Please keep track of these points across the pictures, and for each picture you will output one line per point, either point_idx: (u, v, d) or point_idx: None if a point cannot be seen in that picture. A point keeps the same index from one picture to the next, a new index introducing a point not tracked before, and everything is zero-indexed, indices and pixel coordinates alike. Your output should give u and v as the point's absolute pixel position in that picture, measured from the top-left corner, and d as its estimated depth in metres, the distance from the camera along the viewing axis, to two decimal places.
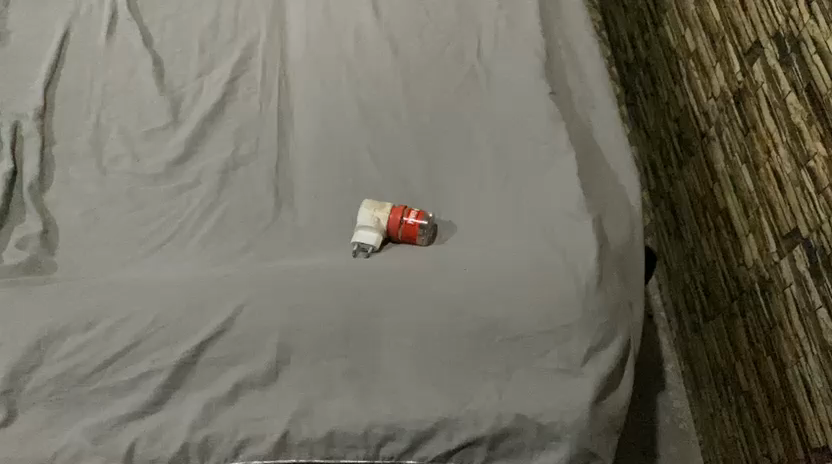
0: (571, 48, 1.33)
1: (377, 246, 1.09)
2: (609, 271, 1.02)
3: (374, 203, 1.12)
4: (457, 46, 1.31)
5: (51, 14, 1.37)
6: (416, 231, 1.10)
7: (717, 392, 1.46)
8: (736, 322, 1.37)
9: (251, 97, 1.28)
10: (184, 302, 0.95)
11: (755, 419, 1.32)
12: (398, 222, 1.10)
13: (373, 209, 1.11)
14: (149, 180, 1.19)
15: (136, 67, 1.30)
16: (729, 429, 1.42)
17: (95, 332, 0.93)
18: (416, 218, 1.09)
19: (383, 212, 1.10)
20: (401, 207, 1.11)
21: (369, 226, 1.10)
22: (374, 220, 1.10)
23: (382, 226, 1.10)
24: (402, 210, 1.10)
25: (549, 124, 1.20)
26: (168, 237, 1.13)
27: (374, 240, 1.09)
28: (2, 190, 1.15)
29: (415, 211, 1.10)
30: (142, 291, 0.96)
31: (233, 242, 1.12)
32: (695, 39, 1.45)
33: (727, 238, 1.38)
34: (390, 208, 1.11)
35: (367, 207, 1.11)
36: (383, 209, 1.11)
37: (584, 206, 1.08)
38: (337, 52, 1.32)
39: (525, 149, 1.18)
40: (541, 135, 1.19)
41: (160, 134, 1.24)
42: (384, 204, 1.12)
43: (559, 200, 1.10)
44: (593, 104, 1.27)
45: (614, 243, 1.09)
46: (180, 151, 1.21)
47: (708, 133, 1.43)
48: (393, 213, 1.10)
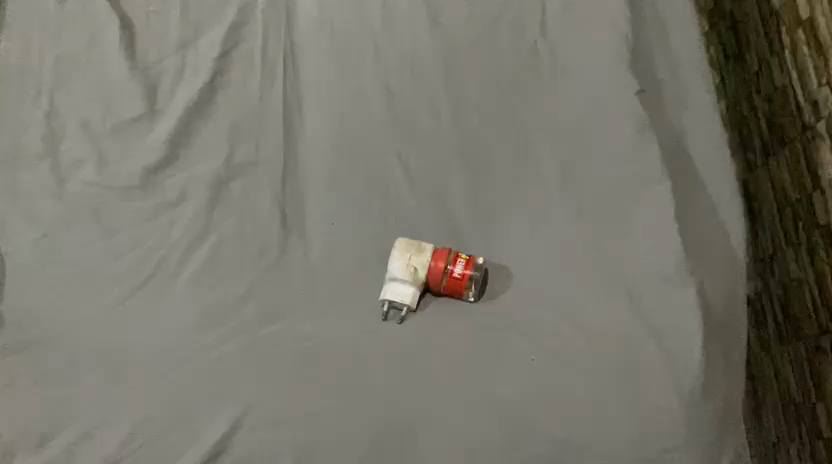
0: (660, 24, 1.04)
1: (412, 306, 0.84)
2: (711, 362, 0.80)
3: (410, 244, 0.86)
4: (514, 20, 1.03)
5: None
6: (462, 284, 0.84)
7: (786, 425, 1.27)
8: (825, 360, 1.15)
9: (250, 82, 1.01)
10: (169, 411, 0.79)
11: None
12: (438, 274, 0.84)
13: (407, 252, 0.86)
14: (121, 193, 0.94)
15: (102, 37, 1.02)
16: None
17: (54, 451, 0.78)
18: (463, 269, 0.84)
19: (420, 259, 0.85)
20: (444, 251, 0.85)
21: (400, 277, 0.84)
22: (407, 269, 0.85)
23: (419, 278, 0.85)
24: (444, 258, 0.85)
25: (635, 135, 0.92)
26: (146, 277, 0.88)
27: (408, 297, 0.84)
28: None
29: (461, 257, 0.85)
30: (115, 393, 0.81)
31: (227, 288, 0.87)
32: (808, 5, 1.15)
33: (825, 260, 1.14)
34: (430, 252, 0.86)
35: (400, 248, 0.86)
36: (420, 254, 0.85)
37: (683, 266, 0.84)
38: (362, 26, 1.04)
39: (602, 171, 0.92)
40: (623, 152, 0.92)
41: (133, 130, 0.97)
42: (422, 246, 0.86)
43: (648, 254, 0.85)
44: (687, 104, 0.99)
45: (716, 309, 0.85)
46: (159, 155, 0.95)
47: (814, 127, 1.15)
48: (433, 260, 0.85)
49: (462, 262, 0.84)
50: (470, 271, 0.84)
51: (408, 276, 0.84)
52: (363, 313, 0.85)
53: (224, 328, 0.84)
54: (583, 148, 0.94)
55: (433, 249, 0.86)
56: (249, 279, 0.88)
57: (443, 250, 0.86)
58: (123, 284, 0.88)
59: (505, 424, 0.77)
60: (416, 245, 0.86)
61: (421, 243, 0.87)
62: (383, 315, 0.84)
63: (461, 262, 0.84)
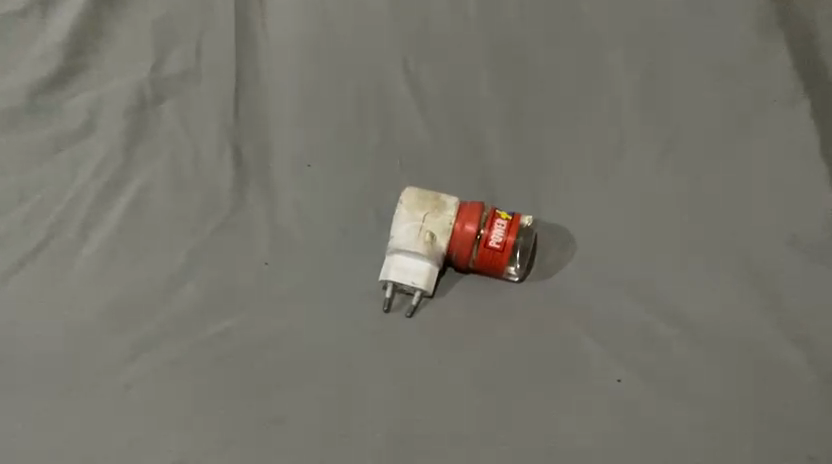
0: None
1: (429, 291, 0.56)
2: None
3: (423, 198, 0.57)
4: None
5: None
6: (503, 259, 0.56)
7: None
8: None
9: None
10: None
11: None
12: (467, 243, 0.56)
13: (420, 211, 0.57)
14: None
15: None
16: None
17: None
18: (503, 236, 0.56)
19: (439, 221, 0.56)
20: (474, 209, 0.57)
21: (411, 249, 0.56)
22: (421, 237, 0.56)
23: (438, 250, 0.56)
24: (475, 219, 0.56)
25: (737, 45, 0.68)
26: (33, 245, 0.59)
27: (422, 279, 0.56)
28: None
29: (499, 218, 0.57)
30: None
31: (154, 261, 0.59)
32: None
33: None
34: (454, 211, 0.57)
35: (408, 205, 0.57)
36: (439, 214, 0.57)
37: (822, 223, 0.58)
38: None
39: (691, 88, 0.66)
40: (724, 66, 0.67)
41: (16, 28, 0.67)
42: (441, 201, 0.57)
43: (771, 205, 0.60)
44: None
45: None
46: (54, 64, 0.66)
47: None
48: (458, 222, 0.57)
49: (502, 225, 0.56)
50: (514, 239, 0.56)
51: (423, 246, 0.56)
52: (354, 300, 0.57)
53: (146, 327, 0.56)
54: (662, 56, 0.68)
55: (458, 205, 0.57)
56: (189, 249, 0.60)
57: (471, 207, 0.57)
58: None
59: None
60: (432, 199, 0.57)
61: (439, 195, 0.58)
62: (385, 306, 0.57)
63: (502, 225, 0.56)
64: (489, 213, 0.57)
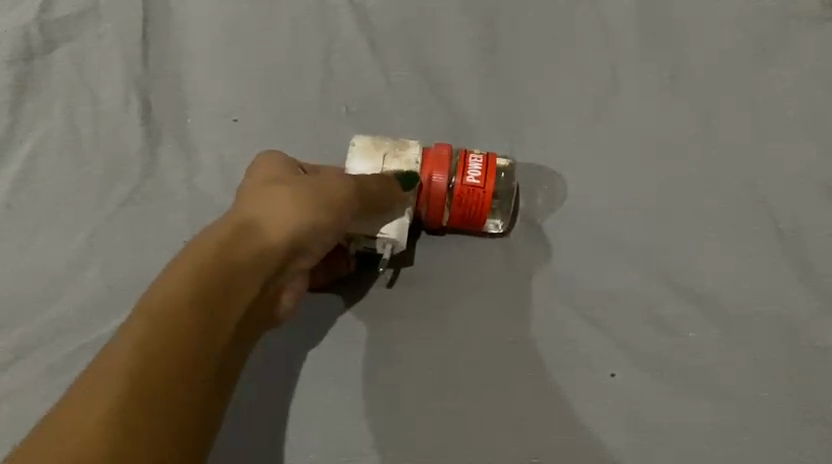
0: None
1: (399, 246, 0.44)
2: None
3: (379, 139, 0.45)
4: None
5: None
6: (485, 201, 0.45)
7: None
8: None
9: None
10: None
11: None
12: (438, 187, 0.45)
13: (379, 153, 0.44)
14: None
15: None
16: None
17: None
18: (481, 172, 0.45)
19: (404, 161, 0.44)
20: (441, 148, 0.45)
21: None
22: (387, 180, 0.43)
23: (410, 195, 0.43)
24: (445, 158, 0.45)
25: None
26: None
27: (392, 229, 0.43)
28: None
29: (473, 154, 0.45)
30: None
31: (47, 244, 0.49)
32: None
33: None
34: (418, 150, 0.45)
35: (362, 148, 0.45)
36: (402, 154, 0.44)
37: None
38: None
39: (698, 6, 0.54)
40: None
41: None
42: (401, 141, 0.45)
43: (793, 149, 0.49)
44: None
45: None
46: None
47: None
48: (424, 164, 0.45)
49: (477, 161, 0.45)
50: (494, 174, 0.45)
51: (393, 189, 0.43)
52: None
53: (36, 324, 0.47)
54: None
55: (421, 147, 0.46)
56: (89, 227, 0.50)
57: (437, 147, 0.46)
58: None
59: None
60: (390, 140, 0.45)
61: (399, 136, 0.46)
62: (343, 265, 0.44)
63: (478, 160, 0.45)
64: (459, 153, 0.46)
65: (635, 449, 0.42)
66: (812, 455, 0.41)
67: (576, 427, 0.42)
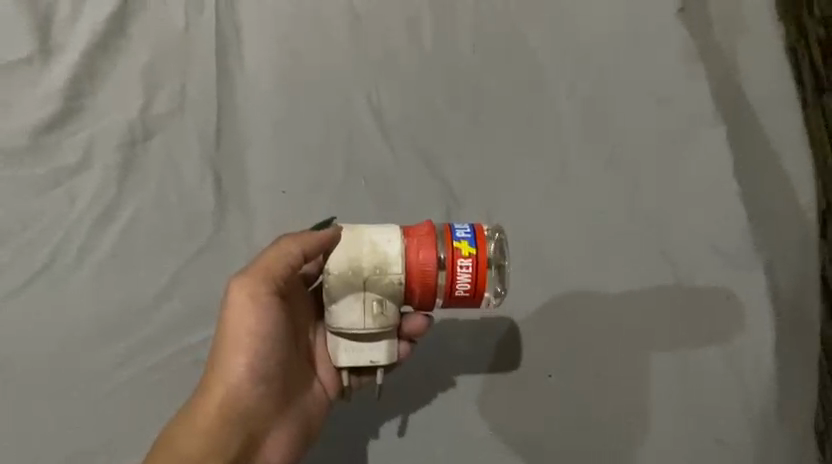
0: None
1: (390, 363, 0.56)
2: (772, 365, 0.63)
3: (357, 255, 0.54)
4: None
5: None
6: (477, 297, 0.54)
7: None
8: None
9: (173, 7, 0.77)
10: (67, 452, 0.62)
11: None
12: (427, 292, 0.54)
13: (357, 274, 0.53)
14: (5, 157, 0.71)
15: None
16: None
17: None
18: (471, 280, 0.54)
19: (388, 282, 0.54)
20: (422, 256, 0.54)
21: (357, 325, 0.54)
22: (367, 309, 0.54)
23: (391, 318, 0.54)
24: (429, 271, 0.54)
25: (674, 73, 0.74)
26: (42, 268, 0.68)
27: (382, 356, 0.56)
28: None
29: (460, 258, 0.53)
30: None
31: (146, 280, 0.68)
32: None
33: None
34: (401, 267, 0.54)
35: (339, 269, 0.54)
36: (383, 278, 0.54)
37: (729, 235, 0.68)
38: None
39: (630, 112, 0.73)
40: (659, 92, 0.73)
41: (19, 72, 0.74)
42: (380, 256, 0.54)
43: (688, 222, 0.69)
44: (742, 23, 0.76)
45: (779, 289, 0.66)
46: (55, 105, 0.73)
47: None
48: (410, 275, 0.54)
49: (465, 268, 0.53)
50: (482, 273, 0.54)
51: (367, 317, 0.54)
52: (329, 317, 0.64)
53: (138, 336, 0.66)
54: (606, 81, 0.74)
55: (403, 254, 0.54)
56: (175, 268, 0.69)
57: (418, 253, 0.54)
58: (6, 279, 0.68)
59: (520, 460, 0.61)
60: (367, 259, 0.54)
61: (378, 242, 0.54)
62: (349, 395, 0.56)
63: (464, 268, 0.53)
64: (441, 254, 0.54)
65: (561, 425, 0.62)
66: None
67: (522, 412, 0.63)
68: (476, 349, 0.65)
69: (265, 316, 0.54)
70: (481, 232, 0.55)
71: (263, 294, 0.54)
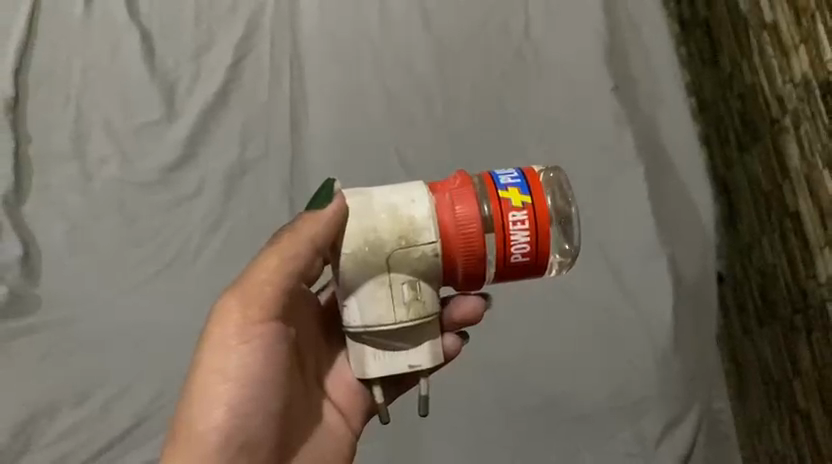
0: (636, 25, 1.11)
1: (429, 365, 0.68)
2: (685, 327, 0.88)
3: (371, 229, 0.65)
4: (502, 21, 1.09)
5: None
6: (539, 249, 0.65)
7: (765, 390, 1.35)
8: (798, 336, 1.24)
9: (259, 87, 1.09)
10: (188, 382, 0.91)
11: (809, 432, 1.24)
12: (478, 248, 0.65)
13: (382, 275, 0.65)
14: (144, 187, 1.03)
15: (121, 44, 1.11)
16: (788, 437, 1.29)
17: (88, 409, 0.89)
18: (529, 232, 0.64)
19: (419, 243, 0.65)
20: (463, 210, 0.64)
21: (389, 321, 0.66)
22: (394, 314, 0.65)
23: (419, 309, 0.66)
24: (477, 226, 0.64)
25: (613, 126, 1.02)
26: (169, 262, 0.98)
27: (421, 359, 0.67)
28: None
29: (512, 209, 0.64)
30: (143, 363, 0.92)
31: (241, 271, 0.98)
32: (773, 8, 1.24)
33: (794, 242, 1.24)
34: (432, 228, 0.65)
35: (353, 248, 0.65)
36: (412, 243, 0.65)
37: (658, 237, 0.93)
38: (359, 27, 1.11)
39: (584, 154, 1.00)
40: (604, 140, 1.01)
41: (153, 130, 1.06)
42: (408, 223, 0.65)
43: (629, 230, 0.94)
44: (662, 99, 1.07)
45: (686, 278, 0.94)
46: (178, 152, 1.05)
47: (782, 122, 1.24)
48: (448, 234, 0.65)
49: (518, 218, 0.64)
50: (538, 219, 0.64)
51: (395, 319, 0.66)
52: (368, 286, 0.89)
53: None
54: (565, 134, 1.02)
55: (434, 215, 0.65)
56: None
57: (455, 212, 0.65)
58: (145, 269, 0.98)
59: (503, 381, 0.85)
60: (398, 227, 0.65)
61: (397, 207, 0.65)
62: (385, 413, 0.67)
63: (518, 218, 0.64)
64: (486, 207, 0.65)
65: (531, 357, 0.86)
66: (609, 367, 0.85)
67: (508, 350, 0.87)
68: (481, 325, 0.88)
69: (255, 331, 0.69)
70: (529, 180, 0.65)
71: (253, 312, 0.69)
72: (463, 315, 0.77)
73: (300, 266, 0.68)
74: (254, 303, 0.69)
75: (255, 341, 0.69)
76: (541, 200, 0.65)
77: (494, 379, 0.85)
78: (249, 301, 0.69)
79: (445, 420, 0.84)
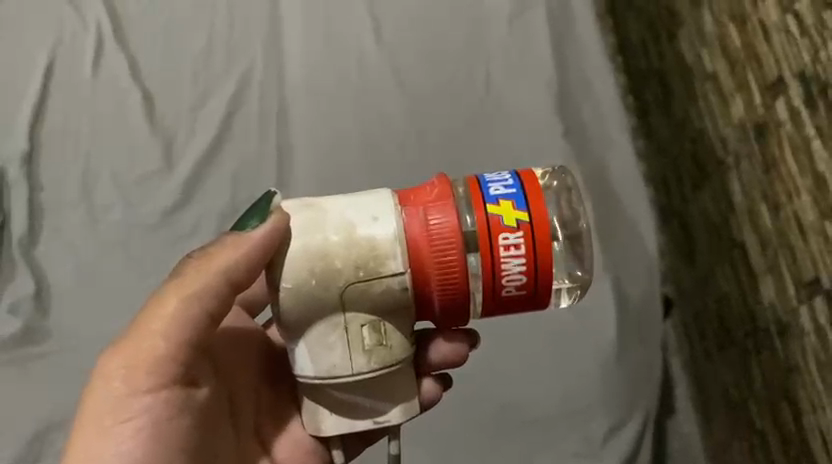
0: (585, 78, 1.24)
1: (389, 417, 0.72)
2: (628, 344, 0.99)
3: (323, 254, 0.67)
4: (465, 77, 1.22)
5: (32, 30, 1.29)
6: (537, 275, 0.68)
7: (726, 412, 1.44)
8: (750, 358, 1.34)
9: (249, 138, 1.22)
10: None
11: (764, 448, 1.32)
12: (458, 276, 0.68)
13: (337, 317, 0.69)
14: (145, 229, 1.14)
15: (126, 102, 1.24)
16: (748, 453, 1.37)
17: None
18: (522, 251, 0.67)
19: (376, 267, 0.68)
20: (438, 228, 0.67)
21: (348, 369, 0.70)
22: (353, 365, 0.70)
23: (378, 358, 0.70)
24: (458, 250, 0.67)
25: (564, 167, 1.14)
26: None
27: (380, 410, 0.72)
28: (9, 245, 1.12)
29: (504, 230, 0.67)
30: None
31: None
32: (713, 61, 1.37)
33: (742, 270, 1.35)
34: (391, 252, 0.68)
35: (297, 277, 0.68)
36: (370, 267, 0.68)
37: (604, 264, 1.04)
38: (337, 83, 1.23)
39: None
40: None
41: (153, 179, 1.18)
42: (366, 245, 0.68)
43: None
44: (609, 142, 1.19)
45: (631, 300, 1.04)
46: (176, 198, 1.17)
47: (726, 161, 1.36)
48: (419, 255, 0.68)
49: (511, 240, 0.67)
50: (534, 241, 0.67)
51: (352, 371, 0.70)
52: None
53: None
54: None
55: (400, 232, 0.68)
56: None
57: (422, 235, 0.68)
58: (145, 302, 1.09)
59: (466, 390, 0.95)
60: (357, 250, 0.67)
61: (353, 225, 0.68)
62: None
63: (512, 237, 0.67)
64: (468, 221, 0.68)
65: (489, 370, 0.96)
66: (559, 379, 0.95)
67: (470, 364, 0.97)
68: None
69: (142, 399, 0.72)
70: (527, 199, 0.68)
71: (137, 377, 0.72)
72: (443, 357, 0.83)
73: (205, 303, 0.73)
74: (139, 367, 0.72)
75: (139, 408, 0.72)
76: (538, 218, 0.67)
77: (457, 391, 0.95)
78: (135, 365, 0.72)
79: (413, 431, 0.94)
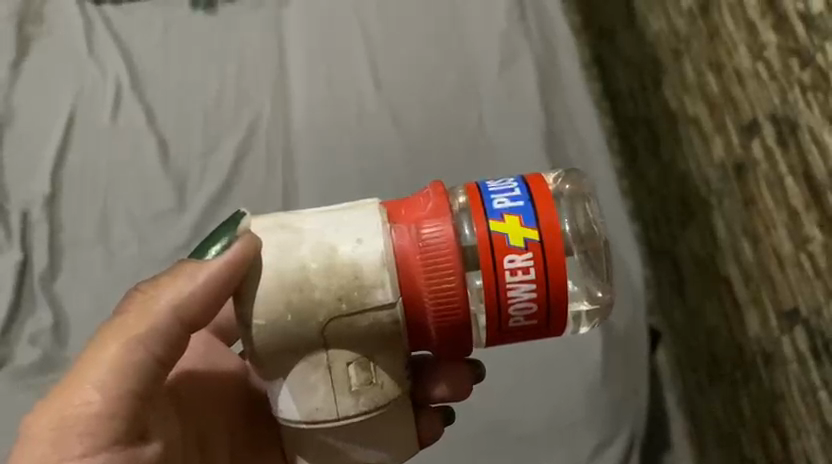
0: (572, 121, 1.32)
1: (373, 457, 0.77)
2: (614, 366, 1.05)
3: (307, 276, 0.71)
4: (458, 121, 1.30)
5: (56, 82, 1.39)
6: (547, 298, 0.71)
7: (719, 443, 1.48)
8: (739, 389, 1.38)
9: (256, 180, 1.30)
10: None
11: None
12: (457, 300, 0.71)
13: (321, 354, 0.73)
14: (157, 264, 1.21)
15: (142, 147, 1.32)
16: None
17: None
18: (531, 270, 0.70)
19: (360, 300, 0.71)
20: (432, 248, 0.71)
21: (334, 412, 0.74)
22: (338, 408, 0.74)
23: (363, 403, 0.74)
24: (455, 273, 0.71)
25: None
26: None
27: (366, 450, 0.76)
28: (30, 280, 1.19)
29: (512, 250, 0.70)
30: None
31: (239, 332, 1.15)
32: (694, 105, 1.46)
33: (728, 303, 1.40)
34: (379, 280, 0.71)
35: (277, 304, 0.71)
36: (353, 298, 0.71)
37: None
38: (338, 127, 1.32)
39: None
40: None
41: (167, 217, 1.26)
42: (349, 270, 0.71)
43: None
44: (596, 180, 1.27)
45: (618, 325, 1.10)
46: (188, 235, 1.24)
47: (709, 199, 1.43)
48: (412, 277, 0.72)
49: (520, 260, 0.70)
50: (544, 260, 0.70)
51: (338, 414, 0.74)
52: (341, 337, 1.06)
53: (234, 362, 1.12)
54: None
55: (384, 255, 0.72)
56: None
57: (407, 260, 0.72)
58: None
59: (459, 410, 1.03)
60: (342, 279, 0.71)
61: (335, 248, 0.71)
62: None
63: (523, 257, 0.70)
64: (468, 235, 0.72)
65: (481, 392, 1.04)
66: (546, 399, 1.02)
67: None
68: None
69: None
70: (537, 216, 0.71)
71: (72, 441, 0.72)
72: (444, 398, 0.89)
73: (150, 344, 0.76)
74: (72, 429, 0.72)
75: None
76: (546, 236, 0.70)
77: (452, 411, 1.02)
78: (67, 426, 0.72)
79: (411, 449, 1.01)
